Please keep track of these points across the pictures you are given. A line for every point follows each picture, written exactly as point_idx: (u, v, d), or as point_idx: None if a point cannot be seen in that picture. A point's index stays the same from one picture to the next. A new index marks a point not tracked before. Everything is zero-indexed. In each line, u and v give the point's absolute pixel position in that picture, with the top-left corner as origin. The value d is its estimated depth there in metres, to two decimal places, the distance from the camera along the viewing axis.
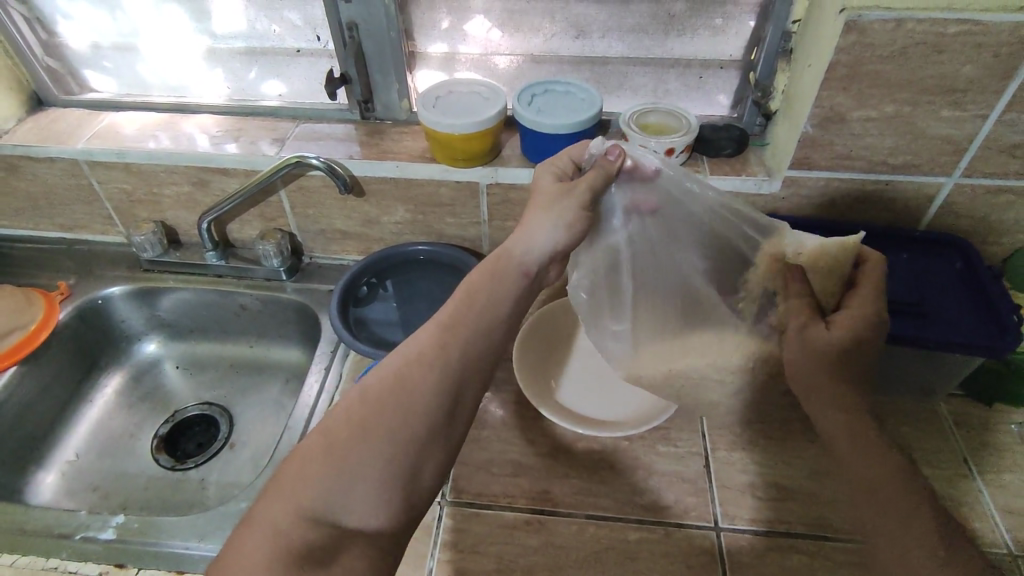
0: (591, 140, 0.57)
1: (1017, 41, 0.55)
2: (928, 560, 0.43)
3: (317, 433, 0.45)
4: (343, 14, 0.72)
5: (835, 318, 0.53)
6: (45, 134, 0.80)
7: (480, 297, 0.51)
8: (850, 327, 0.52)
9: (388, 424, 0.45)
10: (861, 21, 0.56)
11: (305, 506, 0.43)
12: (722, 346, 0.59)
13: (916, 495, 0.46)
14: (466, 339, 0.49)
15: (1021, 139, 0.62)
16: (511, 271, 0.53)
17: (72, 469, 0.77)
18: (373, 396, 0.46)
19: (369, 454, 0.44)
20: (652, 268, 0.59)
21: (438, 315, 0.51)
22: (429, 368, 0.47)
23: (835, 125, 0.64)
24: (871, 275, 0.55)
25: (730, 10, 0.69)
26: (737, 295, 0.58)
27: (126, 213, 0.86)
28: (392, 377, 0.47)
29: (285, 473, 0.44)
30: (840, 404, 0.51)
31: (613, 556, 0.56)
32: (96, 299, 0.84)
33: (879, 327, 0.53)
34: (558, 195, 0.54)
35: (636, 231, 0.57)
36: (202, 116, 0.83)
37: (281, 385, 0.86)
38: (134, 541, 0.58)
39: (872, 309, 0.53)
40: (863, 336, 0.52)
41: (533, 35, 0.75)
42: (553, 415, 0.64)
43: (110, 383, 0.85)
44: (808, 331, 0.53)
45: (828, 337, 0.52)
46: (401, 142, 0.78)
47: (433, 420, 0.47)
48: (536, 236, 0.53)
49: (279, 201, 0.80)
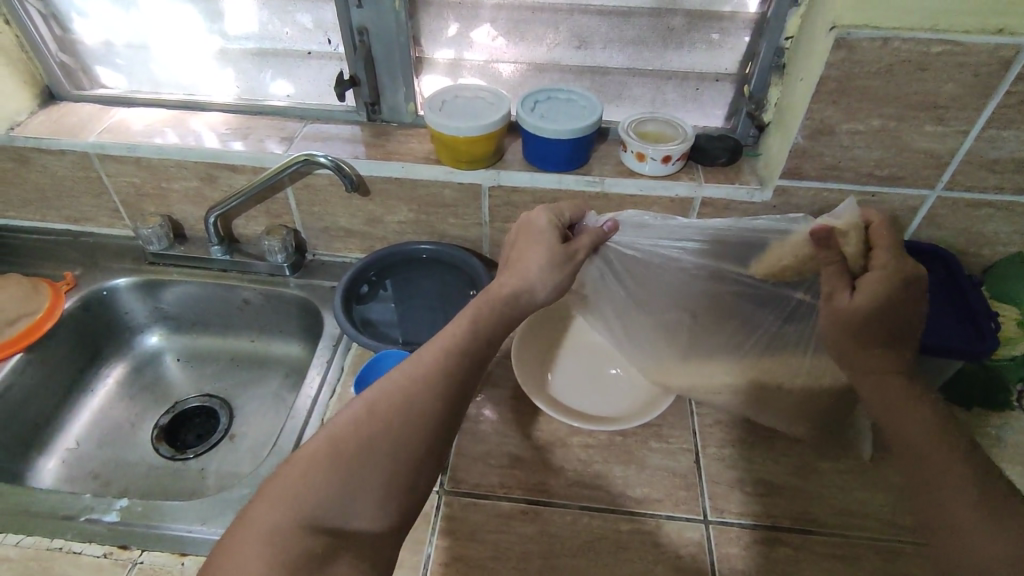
0: (588, 215, 0.64)
1: (996, 62, 0.59)
2: (969, 513, 0.47)
3: (323, 440, 0.47)
4: (354, 19, 0.75)
5: (860, 285, 0.55)
6: (57, 126, 0.82)
7: (483, 327, 0.55)
8: (876, 290, 0.54)
9: (389, 438, 0.48)
10: (850, 39, 0.59)
11: (307, 514, 0.45)
12: (716, 346, 0.67)
13: (961, 454, 0.50)
14: (467, 365, 0.53)
15: (999, 155, 0.66)
16: (518, 312, 0.57)
17: (74, 456, 0.78)
18: (378, 411, 0.49)
19: (372, 465, 0.47)
20: (649, 291, 0.66)
21: (442, 339, 0.54)
22: (431, 388, 0.50)
23: (825, 137, 0.67)
24: (885, 238, 0.55)
25: (727, 25, 0.72)
26: (728, 317, 0.65)
27: (133, 206, 0.87)
28: (397, 394, 0.50)
29: (288, 477, 0.46)
30: (883, 366, 0.55)
31: (606, 546, 0.58)
32: (102, 290, 0.85)
33: (905, 284, 0.54)
34: (565, 255, 0.59)
35: (625, 257, 0.65)
36: (212, 114, 0.85)
37: (281, 379, 0.87)
38: (139, 524, 0.59)
39: (894, 272, 0.54)
40: (892, 298, 0.54)
41: (538, 44, 0.77)
42: (546, 407, 0.66)
43: (112, 373, 0.87)
44: (834, 302, 0.56)
45: (852, 305, 0.55)
46: (406, 143, 0.81)
47: (431, 439, 0.49)
48: (543, 288, 0.58)
49: (285, 198, 0.82)
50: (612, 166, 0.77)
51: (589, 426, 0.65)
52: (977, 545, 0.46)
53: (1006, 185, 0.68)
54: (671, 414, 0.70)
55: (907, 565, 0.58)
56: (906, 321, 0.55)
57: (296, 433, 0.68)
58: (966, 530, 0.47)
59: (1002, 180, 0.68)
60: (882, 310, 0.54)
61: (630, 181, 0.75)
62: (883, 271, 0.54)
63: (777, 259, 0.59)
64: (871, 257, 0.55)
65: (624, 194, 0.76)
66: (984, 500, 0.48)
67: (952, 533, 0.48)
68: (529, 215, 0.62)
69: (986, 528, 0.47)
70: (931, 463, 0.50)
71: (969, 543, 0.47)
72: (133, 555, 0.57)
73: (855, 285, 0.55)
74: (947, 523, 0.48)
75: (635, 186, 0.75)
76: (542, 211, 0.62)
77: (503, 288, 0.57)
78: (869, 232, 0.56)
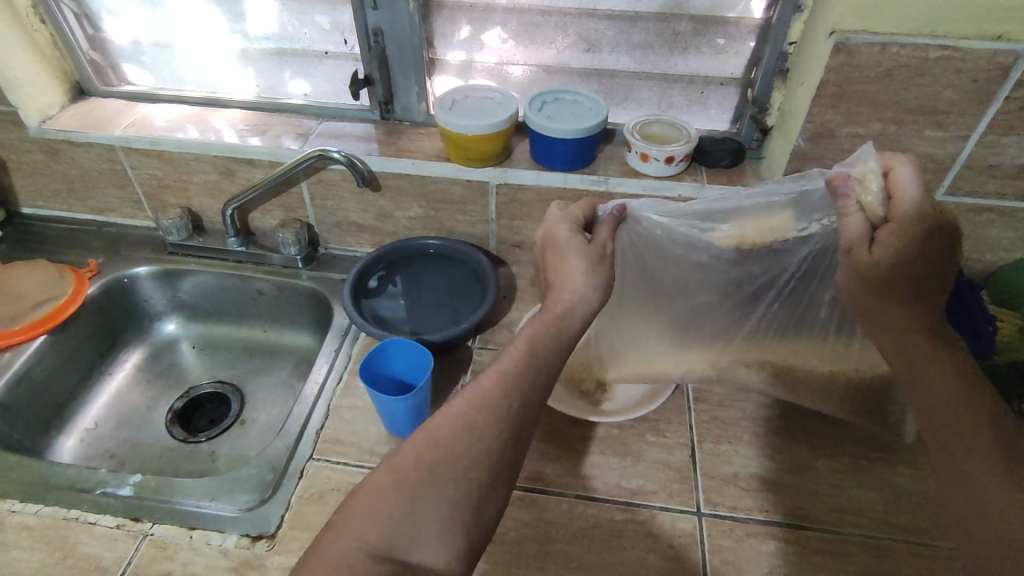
0: (598, 205, 0.63)
1: (994, 68, 0.60)
2: (988, 481, 0.47)
3: (388, 468, 0.46)
4: (370, 21, 0.78)
5: (878, 235, 0.52)
6: (86, 121, 0.86)
7: (543, 351, 0.52)
8: (894, 245, 0.50)
9: (453, 464, 0.46)
10: (849, 44, 0.61)
11: (372, 543, 0.43)
12: (704, 339, 0.68)
13: (982, 417, 0.49)
14: (530, 389, 0.51)
15: (1000, 161, 0.66)
16: (569, 329, 0.54)
17: (92, 436, 0.81)
18: (440, 438, 0.47)
19: (440, 493, 0.45)
20: (679, 279, 0.65)
21: (501, 364, 0.52)
22: (494, 413, 0.49)
23: (826, 140, 0.68)
24: (907, 190, 0.51)
25: (732, 30, 0.74)
26: (721, 300, 0.65)
27: (154, 198, 0.91)
28: (460, 422, 0.48)
29: (354, 505, 0.45)
30: (914, 324, 0.53)
31: (599, 533, 0.60)
32: (123, 277, 0.88)
33: (928, 238, 0.50)
34: (598, 257, 0.57)
35: (637, 253, 0.64)
36: (232, 111, 0.89)
37: (292, 368, 0.90)
38: (153, 499, 0.62)
39: (917, 219, 0.50)
40: (911, 250, 0.50)
41: (547, 47, 0.79)
42: (578, 412, 0.69)
43: (130, 359, 0.90)
44: (852, 254, 0.53)
45: (872, 260, 0.52)
46: (418, 141, 0.83)
47: (497, 464, 0.47)
48: (594, 292, 0.56)
49: (299, 192, 0.85)
50: (617, 166, 0.79)
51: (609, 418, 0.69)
52: (988, 509, 0.46)
53: (1006, 191, 0.69)
54: (668, 409, 0.71)
55: (896, 562, 0.59)
56: (936, 271, 0.51)
57: (304, 417, 0.70)
58: (985, 496, 0.46)
59: (1003, 187, 0.69)
60: (905, 264, 0.50)
61: (633, 181, 0.77)
62: (904, 225, 0.50)
63: (755, 234, 0.60)
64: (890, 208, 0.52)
65: (627, 194, 0.78)
66: (1008, 469, 0.46)
67: (967, 497, 0.47)
68: (548, 225, 0.61)
69: (1003, 497, 0.45)
70: (953, 425, 0.49)
71: (987, 510, 0.46)
72: (145, 527, 0.60)
73: (875, 237, 0.52)
74: (964, 486, 0.48)
75: (639, 186, 0.77)
76: (560, 221, 0.60)
77: (557, 304, 0.55)
78: (889, 182, 0.52)
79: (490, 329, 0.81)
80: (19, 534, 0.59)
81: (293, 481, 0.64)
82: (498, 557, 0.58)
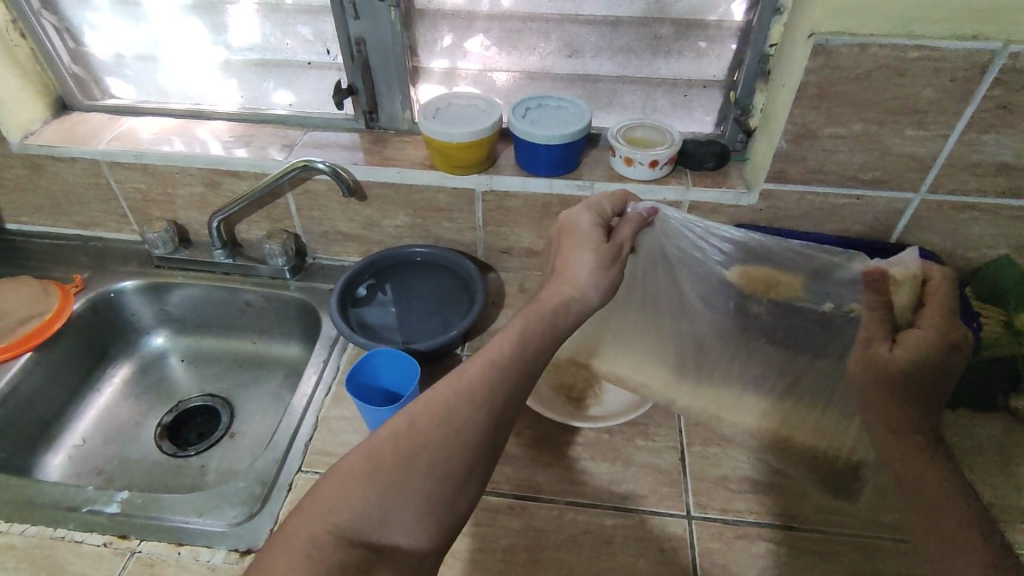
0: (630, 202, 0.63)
1: (972, 67, 0.60)
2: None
3: (364, 452, 0.47)
4: (352, 30, 0.78)
5: (902, 338, 0.52)
6: (69, 135, 0.86)
7: (533, 344, 0.52)
8: (916, 346, 0.51)
9: (427, 452, 0.46)
10: (828, 45, 0.61)
11: (342, 526, 0.44)
12: (705, 364, 0.66)
13: (971, 522, 0.47)
14: (514, 383, 0.50)
15: (982, 158, 0.67)
16: (561, 325, 0.54)
17: (80, 452, 0.80)
18: (419, 426, 0.47)
19: (412, 480, 0.46)
20: (666, 267, 0.64)
21: (489, 352, 0.51)
22: (477, 405, 0.48)
23: (807, 141, 0.68)
24: (939, 301, 0.52)
25: (713, 33, 0.74)
26: (725, 323, 0.64)
27: (140, 212, 0.90)
28: (439, 410, 0.48)
29: (326, 489, 0.46)
30: (911, 426, 0.52)
31: (589, 539, 0.60)
32: (110, 291, 0.88)
33: (949, 352, 0.51)
34: (613, 254, 0.57)
35: (652, 262, 0.64)
36: (216, 123, 0.88)
37: (281, 379, 0.90)
38: (140, 515, 0.62)
39: (941, 332, 0.51)
40: (932, 362, 0.51)
41: (529, 54, 0.79)
42: (558, 417, 0.69)
43: (118, 373, 0.89)
44: (872, 348, 0.53)
45: (890, 358, 0.52)
46: (403, 150, 0.83)
47: (473, 456, 0.47)
48: (596, 289, 0.56)
49: (285, 203, 0.85)
50: (602, 170, 0.79)
51: (590, 424, 0.69)
52: None
53: (988, 188, 0.69)
54: (658, 413, 0.71)
55: (886, 562, 0.59)
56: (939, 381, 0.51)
57: (292, 429, 0.70)
58: None
59: (985, 184, 0.69)
60: (921, 368, 0.51)
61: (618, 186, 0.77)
62: (928, 332, 0.51)
63: (770, 277, 0.60)
64: (920, 314, 0.53)
65: None
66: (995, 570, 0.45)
67: None
68: (572, 211, 0.60)
69: None
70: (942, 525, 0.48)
71: None
72: (132, 545, 0.60)
73: (896, 339, 0.53)
74: None
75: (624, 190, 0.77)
76: (584, 209, 0.60)
77: (554, 297, 0.54)
78: (926, 290, 0.53)
79: (478, 337, 0.81)
80: (5, 554, 0.59)
81: (282, 494, 0.63)
82: (488, 566, 0.58)
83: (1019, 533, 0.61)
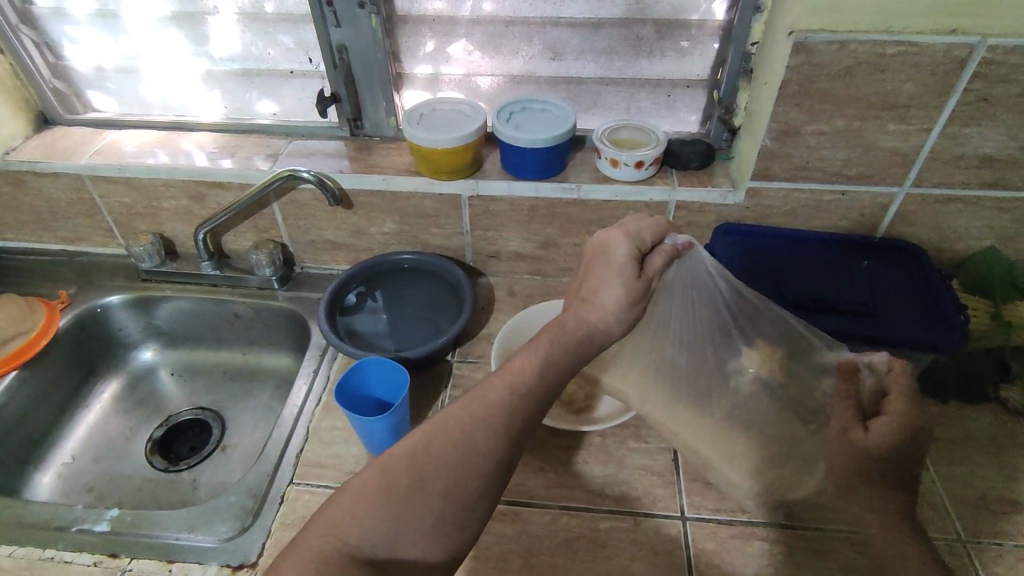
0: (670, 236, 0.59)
1: (950, 62, 0.61)
2: None
3: (378, 470, 0.46)
4: (333, 38, 0.78)
5: (873, 424, 0.53)
6: (51, 150, 0.85)
7: (554, 369, 0.51)
8: (890, 432, 0.52)
9: (442, 473, 0.46)
10: (808, 43, 0.61)
11: (350, 543, 0.44)
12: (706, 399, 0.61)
13: None
14: (530, 407, 0.50)
15: (964, 151, 0.67)
16: (583, 354, 0.53)
17: (70, 470, 0.80)
18: (435, 446, 0.47)
19: (425, 499, 0.46)
20: (686, 296, 0.60)
21: (510, 375, 0.51)
22: (494, 427, 0.48)
23: (791, 139, 0.68)
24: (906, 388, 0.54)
25: (695, 33, 0.74)
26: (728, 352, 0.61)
27: (125, 225, 0.90)
28: (457, 431, 0.48)
29: (338, 505, 0.46)
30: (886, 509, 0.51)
31: (584, 544, 0.59)
32: (96, 307, 0.87)
33: (919, 439, 0.52)
34: (641, 292, 0.56)
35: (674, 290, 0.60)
36: (200, 134, 0.88)
37: (272, 391, 0.89)
38: (131, 533, 0.61)
39: (912, 419, 0.52)
40: (906, 443, 0.51)
41: (513, 57, 0.79)
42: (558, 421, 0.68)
43: (107, 389, 0.89)
44: (847, 433, 0.53)
45: (866, 443, 0.52)
46: (388, 157, 0.83)
47: (488, 479, 0.47)
48: (615, 328, 0.55)
49: (271, 213, 0.85)
50: (588, 173, 0.79)
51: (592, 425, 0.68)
52: None
53: (973, 181, 0.70)
54: None
55: None
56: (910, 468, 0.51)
57: (283, 441, 0.69)
58: None
59: (968, 176, 0.69)
60: (896, 452, 0.51)
61: (605, 187, 0.77)
62: (902, 419, 0.52)
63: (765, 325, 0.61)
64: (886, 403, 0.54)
65: (600, 200, 0.78)
66: None
67: None
68: (610, 236, 0.56)
69: None
70: None
71: None
72: (123, 563, 0.59)
73: (868, 426, 0.53)
74: None
75: (611, 192, 0.77)
76: (624, 238, 0.56)
77: (579, 325, 0.53)
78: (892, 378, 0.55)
79: (468, 342, 0.80)
80: None
81: (273, 507, 0.63)
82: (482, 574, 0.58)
83: (1013, 524, 0.61)
